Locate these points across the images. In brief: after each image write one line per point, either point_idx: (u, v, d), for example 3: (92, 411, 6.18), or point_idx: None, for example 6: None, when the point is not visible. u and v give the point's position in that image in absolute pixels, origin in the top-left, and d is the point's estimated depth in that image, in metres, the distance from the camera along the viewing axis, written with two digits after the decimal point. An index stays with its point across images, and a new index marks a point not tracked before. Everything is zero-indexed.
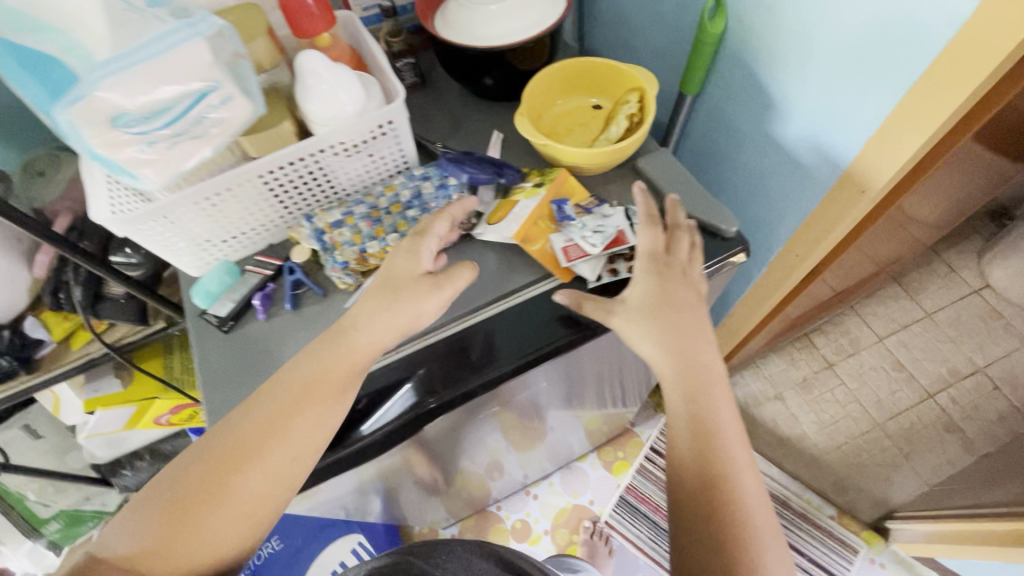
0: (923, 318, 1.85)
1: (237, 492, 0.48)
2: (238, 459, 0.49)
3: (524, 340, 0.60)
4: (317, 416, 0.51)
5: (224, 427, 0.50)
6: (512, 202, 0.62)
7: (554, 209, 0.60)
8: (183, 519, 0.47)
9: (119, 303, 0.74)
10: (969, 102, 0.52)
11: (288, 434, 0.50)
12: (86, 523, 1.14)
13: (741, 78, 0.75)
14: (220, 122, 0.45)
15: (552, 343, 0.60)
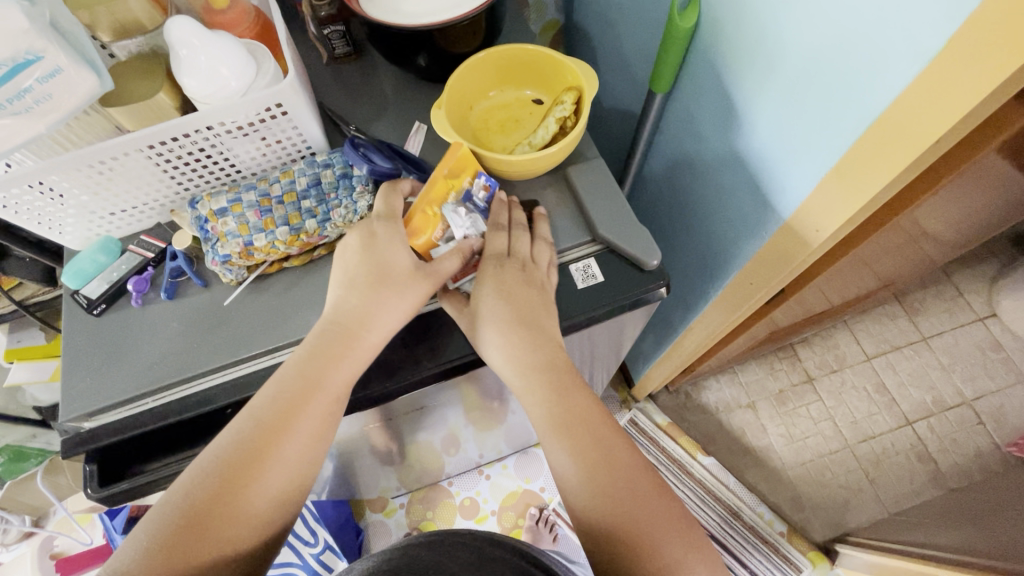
0: (918, 342, 1.71)
1: (260, 497, 0.45)
2: (257, 463, 0.45)
3: (412, 357, 0.55)
4: (323, 413, 0.48)
5: (236, 426, 0.46)
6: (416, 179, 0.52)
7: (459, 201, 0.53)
8: (205, 535, 0.42)
9: (24, 261, 0.69)
10: (939, 144, 0.45)
11: (296, 430, 0.46)
12: (30, 459, 1.17)
13: (710, 82, 0.66)
14: (46, 98, 0.40)
15: (446, 362, 0.54)
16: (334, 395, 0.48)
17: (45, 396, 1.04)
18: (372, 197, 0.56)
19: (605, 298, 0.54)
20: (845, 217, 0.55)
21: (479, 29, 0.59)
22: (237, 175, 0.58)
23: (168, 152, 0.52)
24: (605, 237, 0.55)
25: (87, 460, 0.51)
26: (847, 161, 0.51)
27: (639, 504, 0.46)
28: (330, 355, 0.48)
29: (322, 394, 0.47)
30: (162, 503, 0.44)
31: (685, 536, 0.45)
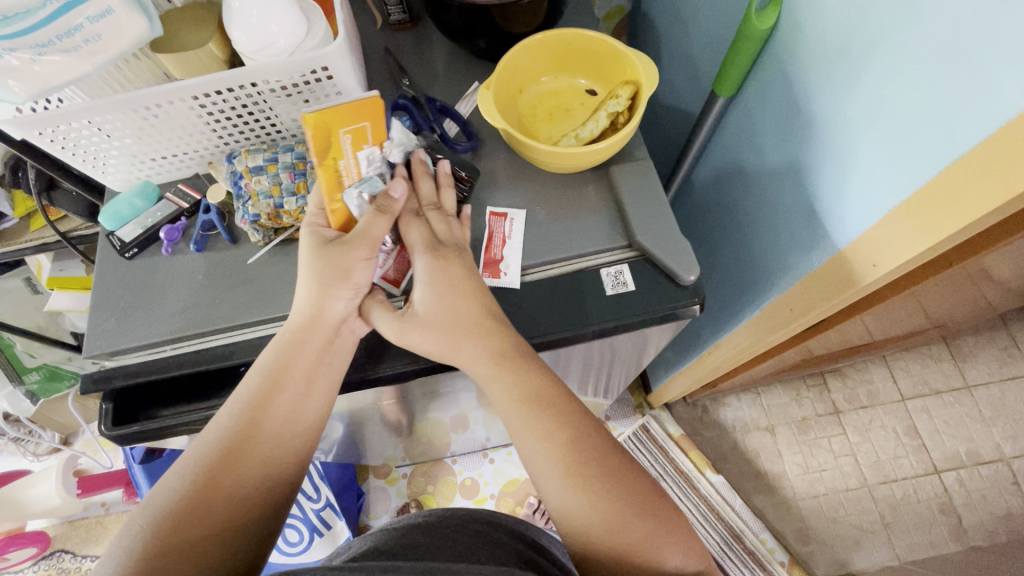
0: (960, 389, 1.61)
1: (227, 494, 0.45)
2: (221, 463, 0.45)
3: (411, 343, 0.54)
4: (289, 410, 0.48)
5: (205, 429, 0.47)
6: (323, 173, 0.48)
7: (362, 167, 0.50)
8: (174, 536, 0.42)
9: (71, 195, 0.72)
10: None
11: (261, 429, 0.47)
12: (64, 381, 1.23)
13: (778, 91, 0.62)
14: (95, 39, 0.40)
15: None
16: (295, 391, 0.48)
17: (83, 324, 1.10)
18: None
19: (633, 309, 0.51)
20: (905, 257, 0.51)
21: (540, 10, 0.56)
22: (276, 135, 0.58)
23: (211, 104, 0.52)
24: (643, 245, 0.52)
25: (104, 397, 0.53)
26: (922, 196, 0.47)
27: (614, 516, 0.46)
28: (283, 357, 0.48)
29: (284, 391, 0.48)
30: (135, 517, 0.44)
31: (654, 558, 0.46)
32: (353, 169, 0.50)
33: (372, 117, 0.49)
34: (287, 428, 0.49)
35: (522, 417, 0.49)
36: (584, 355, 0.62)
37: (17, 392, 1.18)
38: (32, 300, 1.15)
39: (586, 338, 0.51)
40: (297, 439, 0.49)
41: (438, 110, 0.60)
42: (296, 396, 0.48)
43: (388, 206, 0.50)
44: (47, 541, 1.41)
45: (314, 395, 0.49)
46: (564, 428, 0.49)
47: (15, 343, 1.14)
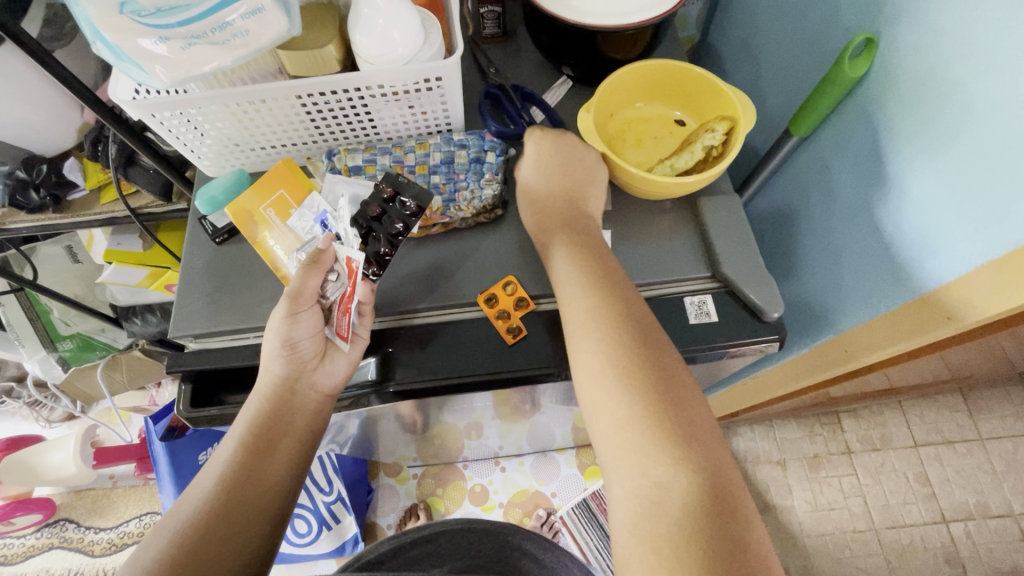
0: (973, 441, 1.61)
1: (213, 543, 0.46)
2: (207, 517, 0.47)
3: (486, 353, 0.52)
4: (268, 457, 0.51)
5: (178, 501, 0.49)
6: (261, 246, 0.54)
7: (290, 228, 0.54)
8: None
9: (148, 173, 0.74)
10: None
11: (243, 473, 0.50)
12: (95, 352, 1.23)
13: (860, 138, 0.63)
14: (243, 34, 0.41)
15: (527, 369, 0.52)
16: (267, 443, 0.51)
17: (123, 298, 1.11)
18: (498, 187, 0.56)
19: (715, 340, 0.52)
20: (989, 312, 0.53)
21: (642, 40, 0.57)
22: (374, 136, 0.59)
23: (320, 103, 0.53)
24: (729, 277, 0.53)
25: (180, 378, 0.53)
26: (1015, 260, 0.49)
27: (636, 340, 0.46)
28: (253, 422, 0.51)
29: (263, 439, 0.51)
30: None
31: (687, 538, 0.39)
32: (290, 237, 0.54)
33: (285, 184, 0.55)
34: (254, 490, 0.50)
35: (597, 328, 0.46)
36: None
37: (49, 359, 1.19)
38: (71, 268, 1.15)
39: None
40: (265, 497, 0.50)
41: (524, 95, 0.63)
42: (262, 456, 0.50)
43: (319, 257, 0.51)
44: (53, 508, 1.42)
45: (279, 455, 0.52)
46: (640, 363, 0.45)
47: (53, 310, 1.16)
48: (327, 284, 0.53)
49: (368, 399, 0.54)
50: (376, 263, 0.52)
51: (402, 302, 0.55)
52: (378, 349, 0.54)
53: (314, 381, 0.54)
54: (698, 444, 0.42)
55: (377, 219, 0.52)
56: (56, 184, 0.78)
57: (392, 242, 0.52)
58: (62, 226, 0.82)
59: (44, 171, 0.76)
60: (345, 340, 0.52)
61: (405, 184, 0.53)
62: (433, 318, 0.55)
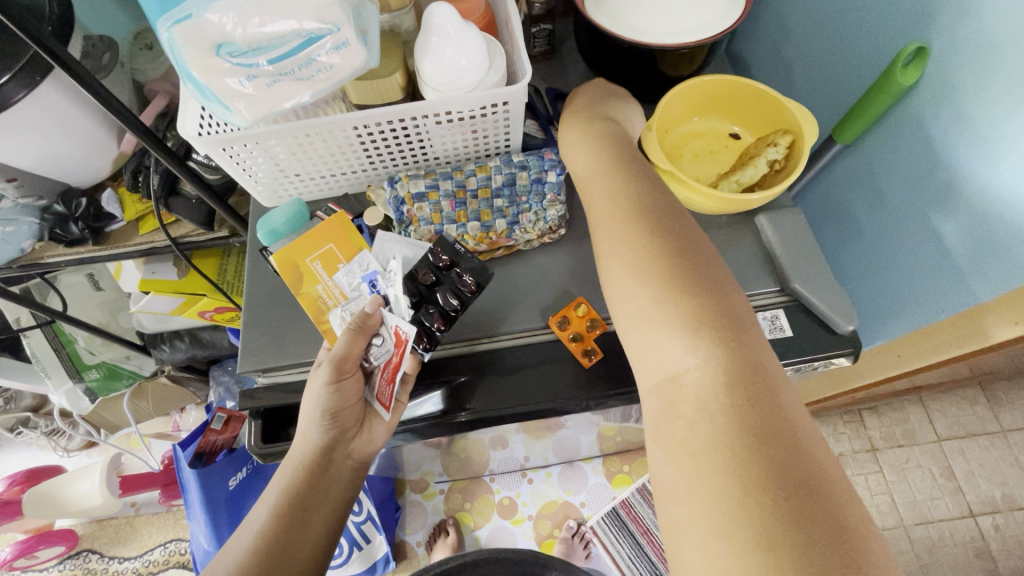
0: (995, 433, 1.60)
1: None
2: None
3: (555, 381, 0.52)
4: (299, 523, 0.54)
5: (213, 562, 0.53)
6: (303, 298, 0.52)
7: (336, 285, 0.52)
8: None
9: (190, 202, 0.73)
10: None
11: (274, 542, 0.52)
12: (122, 380, 1.21)
13: (911, 146, 0.62)
14: (326, 69, 0.40)
15: (599, 393, 0.51)
16: (296, 513, 0.53)
17: (150, 325, 1.09)
18: (561, 207, 0.56)
19: (789, 354, 0.52)
20: None
21: (697, 57, 0.57)
22: (432, 160, 0.58)
23: (379, 131, 0.53)
24: (801, 291, 0.53)
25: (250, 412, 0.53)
26: None
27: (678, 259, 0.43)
28: (283, 493, 0.53)
29: (296, 508, 0.53)
30: None
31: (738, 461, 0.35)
32: (336, 291, 0.52)
33: (336, 237, 0.53)
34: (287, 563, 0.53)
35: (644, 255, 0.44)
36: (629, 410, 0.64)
37: (76, 390, 1.17)
38: (94, 296, 1.13)
39: None
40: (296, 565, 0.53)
41: (555, 95, 0.65)
42: (294, 526, 0.53)
43: (365, 322, 0.49)
44: (75, 540, 1.39)
45: (312, 524, 0.55)
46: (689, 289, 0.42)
47: (78, 340, 1.14)
48: (371, 347, 0.51)
49: (436, 431, 0.53)
50: (426, 337, 0.51)
51: (466, 330, 0.54)
52: (441, 378, 0.53)
53: (352, 449, 0.55)
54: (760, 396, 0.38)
55: (430, 286, 0.52)
56: (95, 216, 0.77)
57: (444, 316, 0.51)
58: (99, 258, 0.81)
59: (83, 205, 0.75)
60: (386, 409, 0.51)
61: (461, 255, 0.53)
62: (498, 345, 0.54)
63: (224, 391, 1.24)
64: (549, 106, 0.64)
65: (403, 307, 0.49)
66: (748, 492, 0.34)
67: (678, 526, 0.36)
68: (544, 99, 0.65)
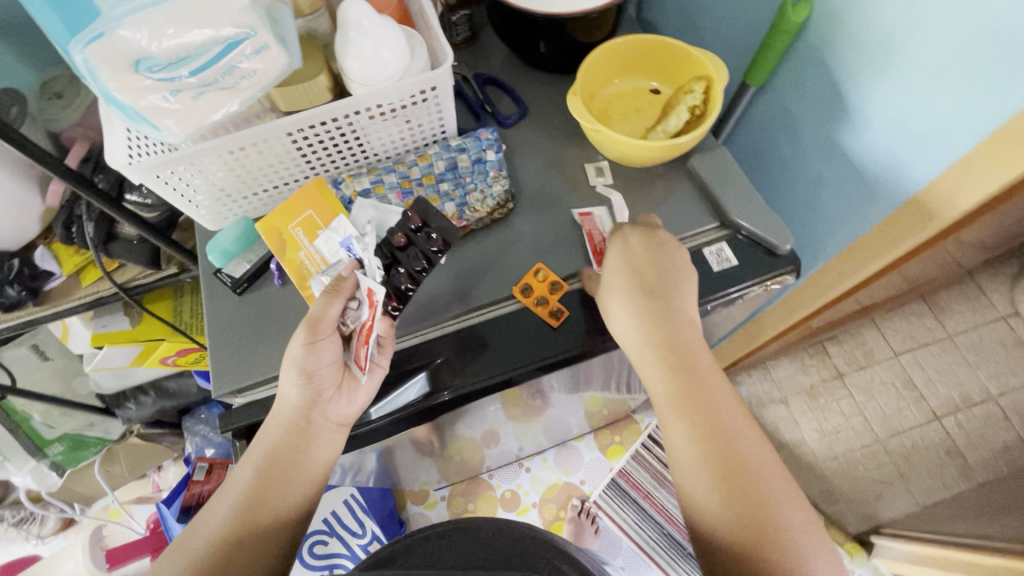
0: (944, 339, 1.63)
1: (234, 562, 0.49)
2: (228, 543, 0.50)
3: (529, 347, 0.54)
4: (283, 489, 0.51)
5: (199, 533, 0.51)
6: (289, 261, 0.54)
7: (315, 251, 0.53)
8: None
9: (131, 244, 0.71)
10: None
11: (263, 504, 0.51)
12: (88, 450, 1.18)
13: (815, 77, 0.67)
14: (251, 75, 0.40)
15: (568, 351, 0.54)
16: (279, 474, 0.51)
17: (110, 385, 1.03)
18: (505, 181, 0.58)
19: (737, 281, 0.56)
20: (973, 200, 0.57)
21: (607, 20, 0.60)
22: (373, 158, 0.59)
23: (314, 135, 0.53)
24: (736, 221, 0.57)
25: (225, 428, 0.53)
26: (991, 143, 0.52)
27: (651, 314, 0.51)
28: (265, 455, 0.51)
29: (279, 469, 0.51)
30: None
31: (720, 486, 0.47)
32: (318, 257, 0.53)
33: (315, 204, 0.54)
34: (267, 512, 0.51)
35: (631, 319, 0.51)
36: (603, 368, 0.66)
37: (41, 467, 1.13)
38: (42, 366, 1.06)
39: None
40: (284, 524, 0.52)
41: (482, 79, 0.67)
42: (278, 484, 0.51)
43: (340, 285, 0.50)
44: None
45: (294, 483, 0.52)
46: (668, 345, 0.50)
47: (34, 415, 1.08)
48: (348, 310, 0.51)
49: (425, 412, 0.54)
50: (397, 298, 0.52)
51: (437, 310, 0.56)
52: (425, 361, 0.55)
53: (329, 411, 0.52)
54: (740, 456, 0.47)
55: (402, 249, 0.51)
56: (31, 277, 0.73)
57: (415, 278, 0.51)
58: (42, 320, 0.77)
59: (16, 268, 0.71)
60: (361, 371, 0.51)
61: (433, 215, 0.52)
62: (470, 321, 0.56)
63: (199, 439, 1.21)
64: (477, 90, 0.66)
65: (376, 270, 0.48)
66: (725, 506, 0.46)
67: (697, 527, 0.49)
68: (471, 84, 0.67)
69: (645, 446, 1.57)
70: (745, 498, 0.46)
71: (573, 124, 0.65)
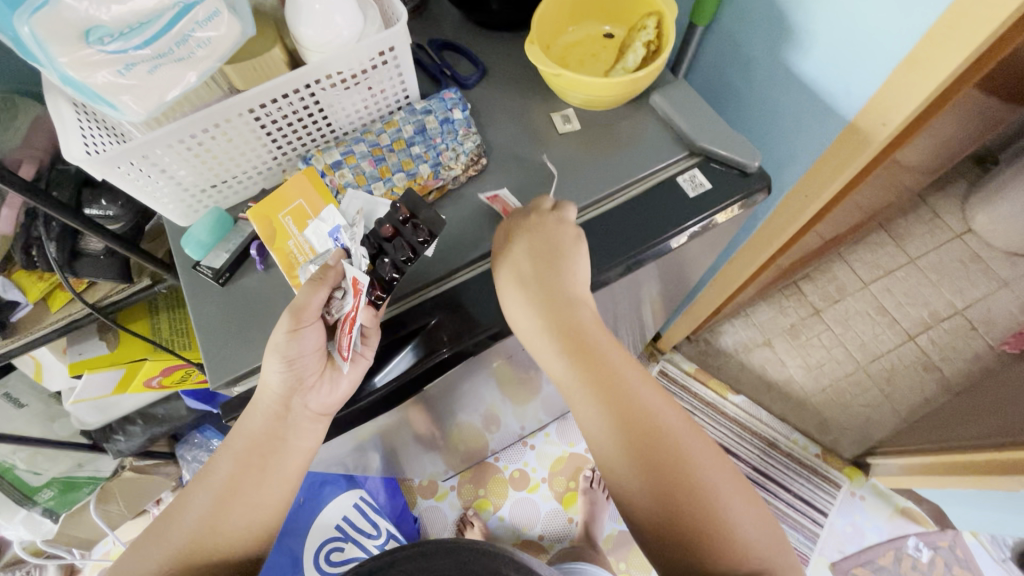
0: (906, 265, 1.71)
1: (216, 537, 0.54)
2: (213, 521, 0.54)
3: None
4: (264, 470, 0.55)
5: (185, 509, 0.56)
6: (275, 249, 0.52)
7: (305, 241, 0.52)
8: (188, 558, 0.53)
9: (98, 260, 0.69)
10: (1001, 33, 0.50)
11: (249, 482, 0.55)
12: (82, 489, 1.13)
13: (760, 4, 0.69)
14: (206, 44, 0.39)
15: None
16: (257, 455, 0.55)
17: (95, 418, 0.99)
18: (476, 137, 0.58)
19: (714, 203, 0.57)
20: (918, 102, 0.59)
21: None
22: (338, 131, 0.58)
23: (276, 111, 0.52)
24: (705, 146, 0.58)
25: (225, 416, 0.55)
26: (929, 43, 0.54)
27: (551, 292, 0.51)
28: (248, 440, 0.54)
29: (256, 453, 0.55)
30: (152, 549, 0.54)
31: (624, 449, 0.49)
32: (307, 247, 0.52)
33: (307, 194, 0.52)
34: (249, 486, 0.55)
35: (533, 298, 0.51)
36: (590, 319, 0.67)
37: (34, 515, 1.08)
38: (19, 415, 0.99)
39: (671, 241, 0.56)
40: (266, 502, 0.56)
41: (438, 45, 0.66)
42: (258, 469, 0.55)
43: (325, 274, 0.48)
44: None
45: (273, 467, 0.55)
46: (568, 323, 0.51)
47: (17, 464, 1.02)
48: (334, 300, 0.50)
49: (425, 374, 0.54)
50: (380, 288, 0.49)
51: (433, 270, 0.56)
52: (421, 323, 0.55)
53: (309, 400, 0.54)
54: (647, 421, 0.50)
55: (389, 240, 0.49)
56: None
57: (399, 269, 0.49)
58: (16, 352, 0.74)
59: None
60: (344, 361, 0.49)
61: (422, 206, 0.50)
62: (462, 278, 0.56)
63: (197, 464, 1.19)
64: (435, 56, 0.65)
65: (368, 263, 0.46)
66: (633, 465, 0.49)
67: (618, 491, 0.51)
68: (427, 51, 0.66)
69: None
70: (657, 458, 0.49)
71: (533, 78, 0.66)
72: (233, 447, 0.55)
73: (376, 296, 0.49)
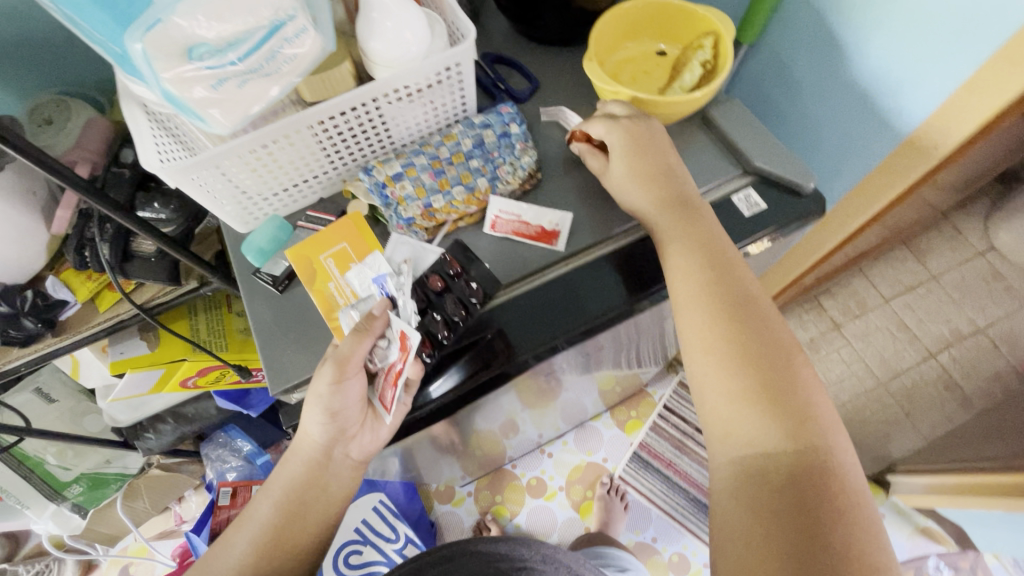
0: (928, 281, 1.69)
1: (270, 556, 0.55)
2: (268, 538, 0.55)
3: (577, 306, 0.55)
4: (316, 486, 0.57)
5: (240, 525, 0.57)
6: (315, 292, 0.53)
7: (346, 286, 0.53)
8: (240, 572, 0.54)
9: (148, 261, 0.70)
10: None
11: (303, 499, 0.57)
12: (109, 486, 1.16)
13: (810, 24, 0.69)
14: (291, 60, 0.40)
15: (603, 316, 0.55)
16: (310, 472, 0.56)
17: (126, 417, 0.99)
18: (533, 152, 0.58)
19: (771, 222, 0.57)
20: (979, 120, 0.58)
21: None
22: (397, 142, 0.59)
23: (342, 122, 0.53)
24: (762, 166, 0.59)
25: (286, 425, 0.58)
26: (993, 66, 0.55)
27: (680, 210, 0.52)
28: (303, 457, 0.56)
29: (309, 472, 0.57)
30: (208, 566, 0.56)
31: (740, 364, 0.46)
32: (348, 291, 0.53)
33: (352, 240, 0.54)
34: (303, 500, 0.56)
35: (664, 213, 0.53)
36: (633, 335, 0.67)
37: (63, 511, 1.11)
38: (50, 410, 1.00)
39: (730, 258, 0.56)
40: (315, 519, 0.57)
41: (491, 58, 0.67)
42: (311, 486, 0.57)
43: (371, 324, 0.50)
44: None
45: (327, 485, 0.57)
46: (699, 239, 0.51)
47: (47, 459, 1.03)
48: (377, 349, 0.51)
49: (479, 381, 0.54)
50: (429, 343, 0.52)
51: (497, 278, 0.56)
52: (482, 329, 0.55)
53: (352, 450, 0.57)
54: (766, 345, 0.47)
55: (439, 292, 0.53)
56: (45, 307, 0.70)
57: (449, 324, 0.52)
58: (63, 351, 0.75)
59: (29, 299, 0.68)
60: (387, 411, 0.52)
61: (472, 262, 0.55)
62: (523, 287, 0.56)
63: (221, 464, 1.19)
64: (489, 71, 0.66)
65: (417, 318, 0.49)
66: (745, 383, 0.45)
67: (720, 414, 0.46)
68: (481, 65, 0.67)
69: (660, 417, 1.60)
70: (772, 383, 0.45)
71: (584, 94, 0.66)
72: (296, 450, 0.56)
73: (422, 351, 0.51)
